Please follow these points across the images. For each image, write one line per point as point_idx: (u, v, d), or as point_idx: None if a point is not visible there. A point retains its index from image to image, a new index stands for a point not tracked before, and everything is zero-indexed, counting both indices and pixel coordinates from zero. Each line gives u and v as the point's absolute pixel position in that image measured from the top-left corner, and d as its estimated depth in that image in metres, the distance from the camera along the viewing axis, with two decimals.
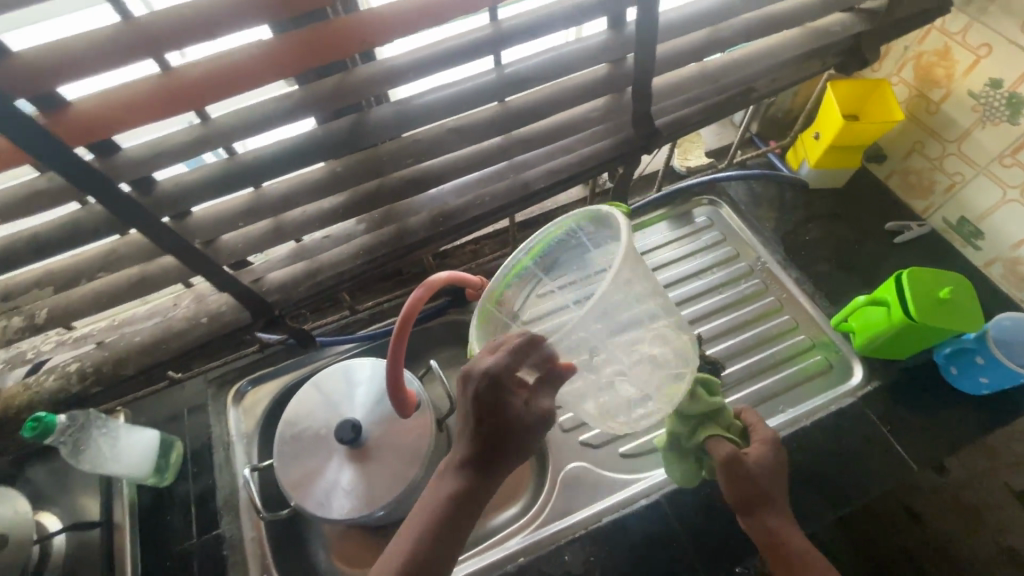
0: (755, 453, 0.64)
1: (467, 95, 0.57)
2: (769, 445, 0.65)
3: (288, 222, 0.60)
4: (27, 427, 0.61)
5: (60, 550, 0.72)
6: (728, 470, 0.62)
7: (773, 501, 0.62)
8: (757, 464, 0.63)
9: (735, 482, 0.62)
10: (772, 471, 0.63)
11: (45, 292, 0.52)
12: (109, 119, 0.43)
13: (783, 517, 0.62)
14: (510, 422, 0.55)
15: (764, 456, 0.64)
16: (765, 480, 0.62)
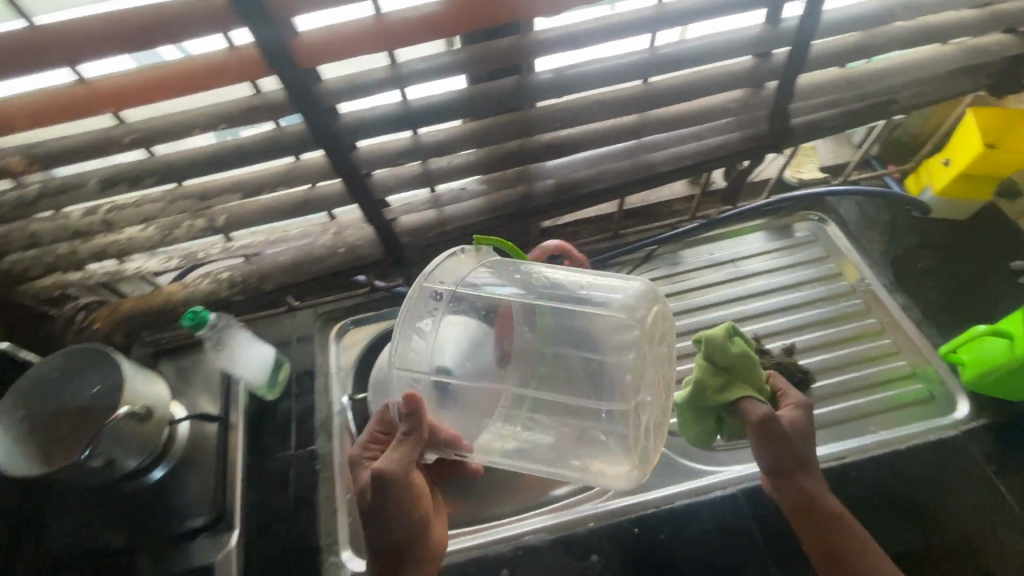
0: (787, 416, 0.67)
1: (621, 69, 0.61)
2: (799, 408, 0.68)
3: (435, 168, 0.66)
4: (187, 316, 0.70)
5: (181, 438, 0.80)
6: (765, 431, 0.65)
7: (806, 464, 0.66)
8: (792, 426, 0.67)
9: (771, 442, 0.65)
10: (806, 435, 0.67)
11: (235, 196, 0.60)
12: (334, 47, 0.49)
13: (816, 480, 0.66)
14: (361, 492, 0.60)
15: (797, 419, 0.67)
16: (800, 443, 0.66)
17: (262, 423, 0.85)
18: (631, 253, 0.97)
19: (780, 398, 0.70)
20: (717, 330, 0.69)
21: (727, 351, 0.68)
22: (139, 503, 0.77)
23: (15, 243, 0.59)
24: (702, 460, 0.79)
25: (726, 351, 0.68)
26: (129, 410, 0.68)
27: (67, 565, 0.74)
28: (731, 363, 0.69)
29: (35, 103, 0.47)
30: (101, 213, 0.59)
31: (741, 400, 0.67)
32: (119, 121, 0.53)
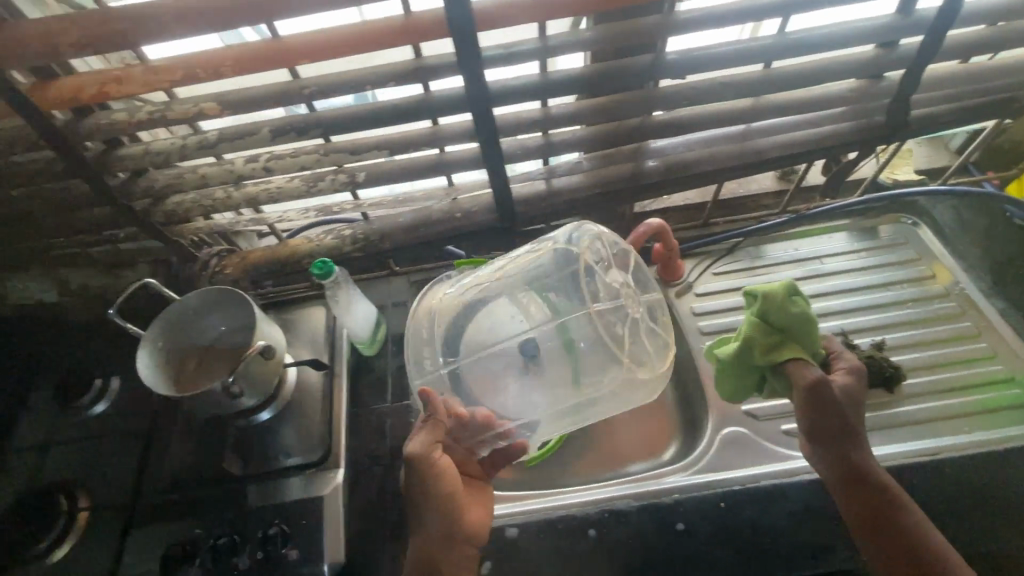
0: (838, 382, 0.71)
1: (749, 52, 0.64)
2: (851, 376, 0.72)
3: (558, 140, 0.70)
4: (316, 265, 0.75)
5: (288, 385, 0.84)
6: (819, 394, 0.68)
7: (857, 432, 0.68)
8: (845, 391, 0.70)
9: (825, 405, 0.68)
10: (857, 404, 0.70)
11: (380, 154, 0.66)
12: (505, 15, 0.54)
13: (865, 450, 0.68)
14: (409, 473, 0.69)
15: (848, 387, 0.71)
16: (851, 410, 0.69)
17: (360, 376, 0.90)
18: (717, 243, 0.99)
19: (832, 364, 0.74)
20: (779, 289, 0.71)
21: (788, 312, 0.70)
22: (253, 438, 0.82)
23: (186, 184, 0.66)
24: (785, 446, 0.81)
25: (785, 310, 0.71)
26: (267, 344, 0.74)
27: (185, 490, 0.78)
28: (786, 322, 0.71)
29: (248, 54, 0.53)
30: (262, 160, 0.65)
31: (790, 361, 0.70)
32: (294, 75, 0.59)
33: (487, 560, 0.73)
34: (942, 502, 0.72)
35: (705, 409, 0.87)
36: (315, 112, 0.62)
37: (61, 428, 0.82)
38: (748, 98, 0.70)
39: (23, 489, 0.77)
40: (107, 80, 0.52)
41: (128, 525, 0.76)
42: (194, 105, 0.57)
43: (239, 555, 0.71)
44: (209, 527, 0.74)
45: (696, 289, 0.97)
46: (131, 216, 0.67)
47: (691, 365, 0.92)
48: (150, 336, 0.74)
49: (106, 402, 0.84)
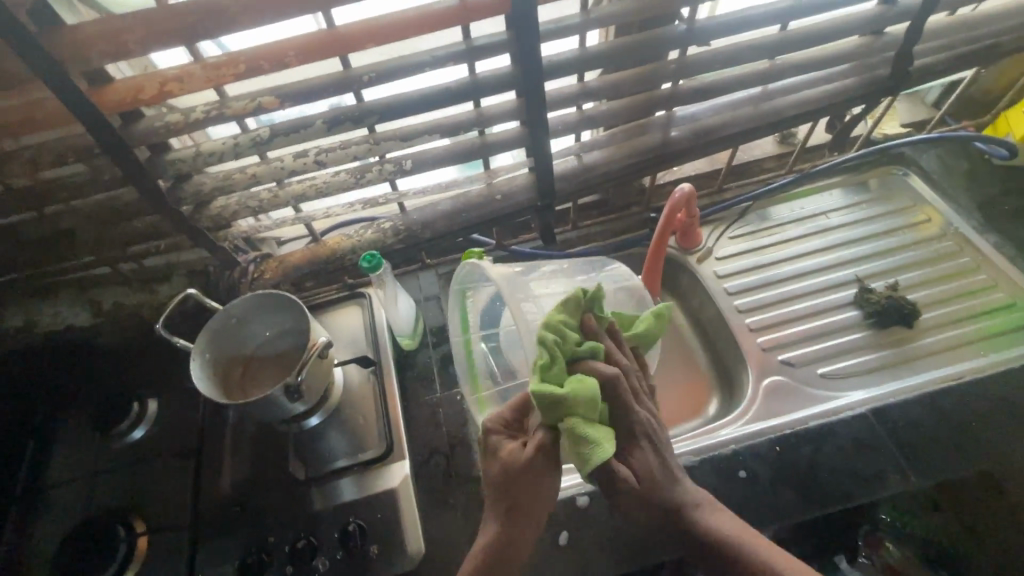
0: (639, 452, 0.56)
1: (770, 16, 0.68)
2: (649, 439, 0.57)
3: (594, 114, 0.74)
4: (366, 259, 0.75)
5: (336, 388, 0.83)
6: (632, 492, 0.55)
7: (684, 498, 0.56)
8: (638, 432, 0.57)
9: (633, 502, 0.55)
10: (662, 457, 0.57)
11: (429, 139, 0.67)
12: None
13: (697, 509, 0.56)
14: (510, 460, 0.58)
15: (648, 453, 0.56)
16: (662, 475, 0.56)
17: (404, 370, 0.90)
18: (729, 208, 1.04)
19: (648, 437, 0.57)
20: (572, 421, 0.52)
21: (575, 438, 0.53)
22: (309, 440, 0.80)
23: (234, 185, 0.65)
24: (824, 387, 0.85)
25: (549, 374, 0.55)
26: (328, 341, 0.73)
27: (247, 503, 0.75)
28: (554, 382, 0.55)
29: (310, 42, 0.53)
30: (312, 155, 0.65)
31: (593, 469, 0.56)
32: (345, 65, 0.60)
33: (564, 530, 0.74)
34: (974, 421, 0.78)
35: (742, 363, 0.91)
36: (364, 102, 0.63)
37: (101, 457, 0.78)
38: (765, 61, 0.75)
39: (73, 522, 0.74)
40: (170, 80, 0.52)
41: (194, 546, 0.72)
42: (250, 100, 0.57)
43: (318, 557, 0.70)
44: (279, 534, 0.72)
45: (716, 254, 1.02)
46: (178, 222, 0.66)
47: (722, 325, 0.96)
48: (200, 346, 0.72)
49: (144, 428, 0.80)
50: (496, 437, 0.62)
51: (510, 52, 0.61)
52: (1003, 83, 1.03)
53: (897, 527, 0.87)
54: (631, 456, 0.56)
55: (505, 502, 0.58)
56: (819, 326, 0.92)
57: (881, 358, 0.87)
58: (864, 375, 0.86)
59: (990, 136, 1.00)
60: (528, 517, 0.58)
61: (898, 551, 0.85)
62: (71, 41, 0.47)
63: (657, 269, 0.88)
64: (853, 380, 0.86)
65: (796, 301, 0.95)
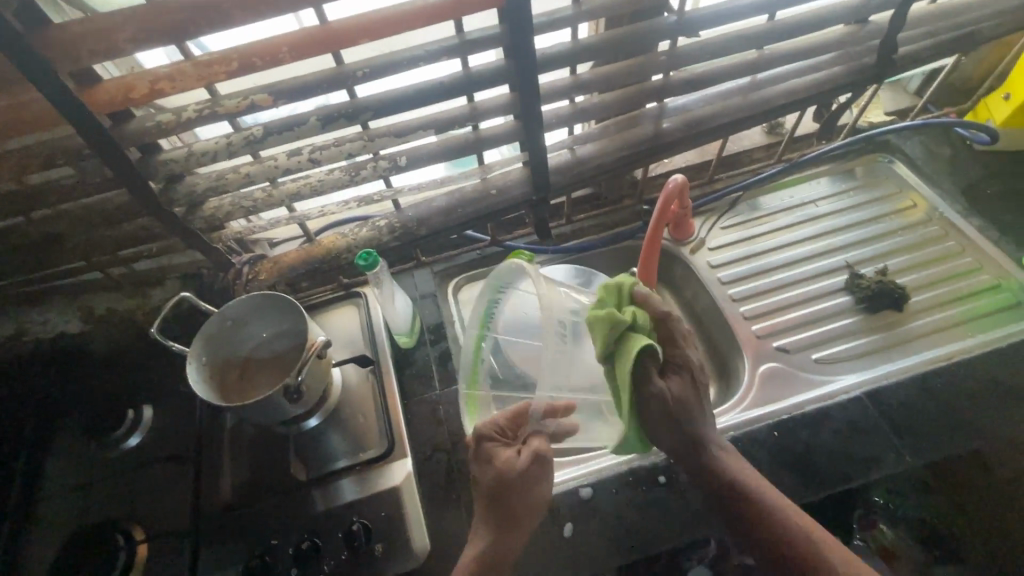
0: (679, 377, 0.64)
1: (758, 6, 0.69)
2: (688, 373, 0.64)
3: (587, 107, 0.74)
4: (362, 257, 0.75)
5: (334, 388, 0.82)
6: (663, 408, 0.61)
7: (709, 434, 0.65)
8: (682, 365, 0.64)
9: (659, 420, 0.62)
10: (697, 391, 0.64)
11: (423, 135, 0.67)
12: None
13: (715, 444, 0.65)
14: (509, 470, 0.61)
15: (685, 385, 0.64)
16: (695, 405, 0.63)
17: (402, 369, 0.90)
18: (719, 198, 1.05)
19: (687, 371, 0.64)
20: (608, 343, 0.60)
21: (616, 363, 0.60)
22: (309, 441, 0.79)
23: (228, 185, 0.64)
24: (819, 372, 0.87)
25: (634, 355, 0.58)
26: (326, 342, 0.73)
27: (248, 506, 0.74)
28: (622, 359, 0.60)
29: (302, 39, 0.53)
30: (306, 153, 0.64)
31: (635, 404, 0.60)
32: (337, 61, 0.59)
33: (568, 522, 0.74)
34: (964, 400, 0.79)
35: (738, 351, 0.92)
36: (357, 99, 0.62)
37: (96, 466, 0.77)
38: (754, 51, 0.76)
39: (70, 532, 0.73)
40: (161, 78, 0.52)
41: (196, 551, 0.72)
42: (243, 98, 0.56)
43: (324, 558, 0.69)
44: (282, 536, 0.72)
45: (708, 244, 1.03)
46: (170, 224, 0.65)
47: (717, 314, 0.97)
48: (196, 350, 0.71)
49: (140, 434, 0.79)
50: (490, 444, 0.63)
51: (503, 46, 0.61)
52: (983, 70, 1.05)
53: (891, 509, 0.89)
54: (671, 381, 0.63)
55: (496, 503, 0.62)
56: (812, 312, 0.93)
57: (873, 342, 0.89)
58: (858, 358, 0.88)
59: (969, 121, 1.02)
60: (514, 520, 0.63)
61: (892, 532, 0.88)
62: (58, 41, 0.46)
63: (651, 260, 0.89)
64: (846, 364, 0.87)
65: (788, 289, 0.97)
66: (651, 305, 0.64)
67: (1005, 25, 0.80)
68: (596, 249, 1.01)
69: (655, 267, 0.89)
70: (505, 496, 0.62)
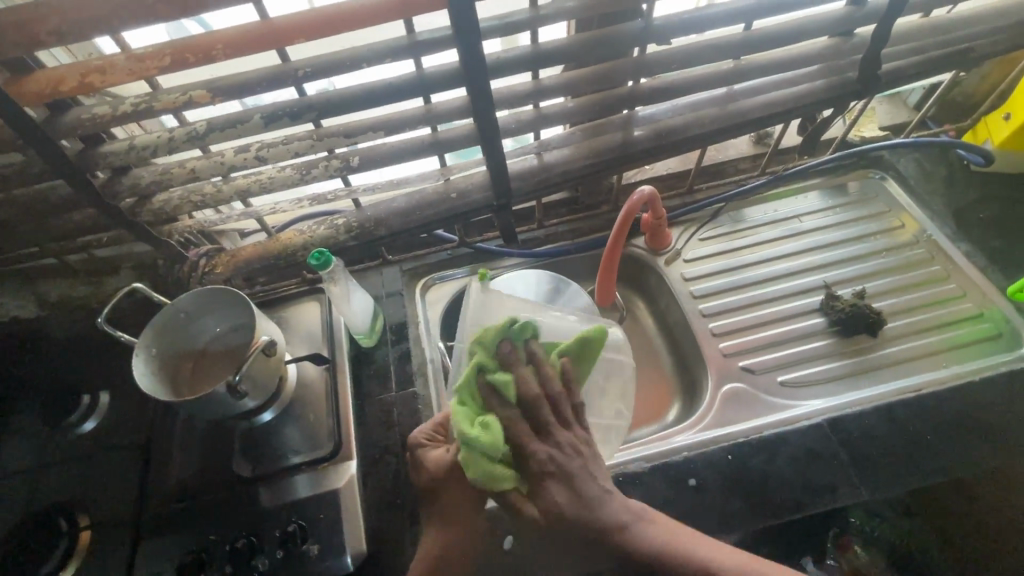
0: (545, 490, 0.58)
1: (734, 15, 0.66)
2: (557, 474, 0.59)
3: (549, 112, 0.72)
4: (314, 256, 0.73)
5: (291, 381, 0.82)
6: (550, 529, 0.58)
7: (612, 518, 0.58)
8: (543, 472, 0.58)
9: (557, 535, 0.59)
10: (577, 494, 0.58)
11: (375, 135, 0.65)
12: None
13: (622, 523, 0.58)
14: (437, 465, 0.67)
15: (561, 496, 0.58)
16: (580, 509, 0.57)
17: (361, 368, 0.89)
18: (701, 209, 1.03)
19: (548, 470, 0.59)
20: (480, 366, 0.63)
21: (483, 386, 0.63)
22: (260, 436, 0.79)
23: (173, 179, 0.64)
24: (783, 396, 0.84)
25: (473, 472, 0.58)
26: (271, 339, 0.72)
27: (192, 500, 0.75)
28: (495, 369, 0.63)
29: (238, 35, 0.51)
30: (253, 150, 0.63)
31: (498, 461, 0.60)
32: (282, 59, 0.58)
33: (510, 534, 0.73)
34: (927, 433, 0.77)
35: (703, 368, 0.90)
36: (306, 96, 0.61)
37: (49, 449, 0.78)
38: (730, 61, 0.72)
39: (15, 515, 0.73)
40: (90, 71, 0.50)
41: (137, 541, 0.72)
42: (181, 93, 0.55)
43: (259, 557, 0.69)
44: (221, 533, 0.72)
45: (685, 256, 1.00)
46: (115, 216, 0.65)
47: (686, 328, 0.95)
48: (144, 341, 0.71)
49: (95, 419, 0.80)
50: (420, 449, 0.70)
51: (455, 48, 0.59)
52: (987, 87, 1.00)
53: (867, 530, 0.85)
54: (544, 500, 0.58)
55: (443, 504, 0.66)
56: (783, 332, 0.91)
57: (843, 367, 0.86)
58: (825, 383, 0.85)
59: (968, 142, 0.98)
60: (463, 515, 0.66)
61: (869, 557, 0.83)
62: None
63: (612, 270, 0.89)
64: (813, 389, 0.85)
65: (762, 307, 0.94)
66: (497, 401, 0.62)
67: (1001, 44, 0.76)
68: (569, 255, 0.99)
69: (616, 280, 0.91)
70: (444, 489, 0.66)
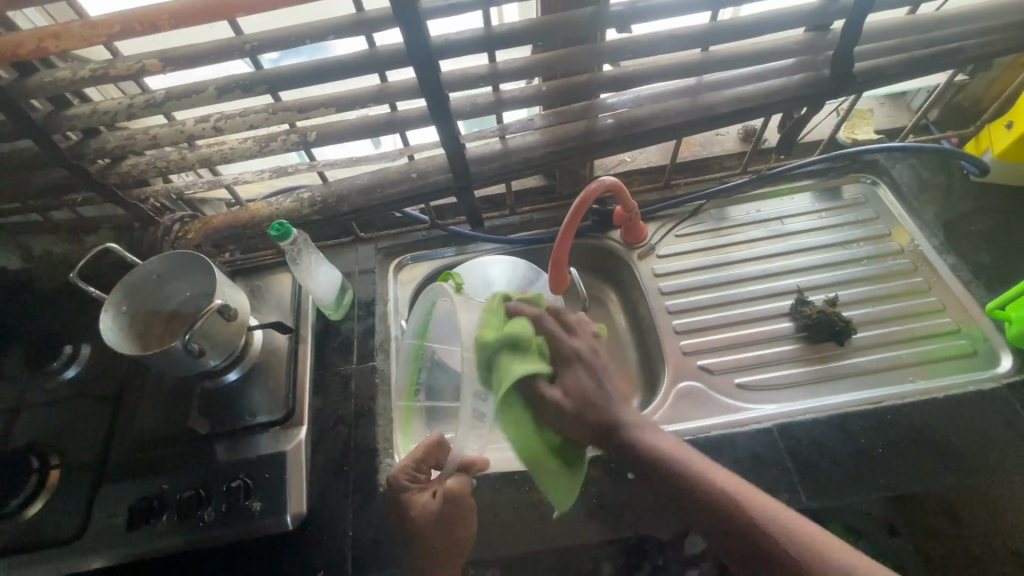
0: (573, 374, 0.62)
1: (696, 2, 0.64)
2: (585, 363, 0.63)
3: (507, 97, 0.72)
4: (274, 228, 0.75)
5: (256, 344, 0.86)
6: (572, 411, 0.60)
7: (625, 414, 0.63)
8: (575, 359, 0.63)
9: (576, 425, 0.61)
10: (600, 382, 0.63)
11: (328, 112, 0.67)
12: None
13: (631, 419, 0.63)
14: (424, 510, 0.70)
15: (584, 378, 0.62)
16: (603, 394, 0.62)
17: (326, 340, 0.91)
18: (679, 205, 1.01)
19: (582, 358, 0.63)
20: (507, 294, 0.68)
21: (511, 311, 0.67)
22: (222, 396, 0.83)
23: (138, 144, 0.67)
24: (738, 398, 0.83)
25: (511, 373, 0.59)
26: (227, 302, 0.75)
27: (153, 451, 0.79)
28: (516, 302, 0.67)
29: (184, 7, 0.53)
30: (212, 120, 0.66)
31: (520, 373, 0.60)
32: (235, 33, 0.60)
33: None
34: (879, 447, 0.75)
35: (662, 366, 0.89)
36: (260, 70, 0.63)
37: (30, 392, 0.84)
38: (696, 52, 0.71)
39: None
40: (46, 36, 0.53)
41: (97, 485, 0.77)
42: (136, 62, 0.58)
43: (205, 507, 0.73)
44: (175, 484, 0.76)
45: (658, 251, 0.99)
46: (85, 176, 0.69)
47: (651, 323, 0.94)
48: (112, 298, 0.75)
49: (77, 367, 0.86)
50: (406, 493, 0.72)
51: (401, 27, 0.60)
52: (995, 92, 0.96)
53: None
54: (567, 383, 0.62)
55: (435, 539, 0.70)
56: (748, 334, 0.89)
57: (803, 373, 0.84)
58: (784, 388, 0.83)
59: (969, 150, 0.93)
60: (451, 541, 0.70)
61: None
62: None
63: (563, 264, 0.87)
64: (770, 393, 0.83)
65: (730, 307, 0.92)
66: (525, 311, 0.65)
67: (990, 46, 0.72)
68: (541, 242, 0.99)
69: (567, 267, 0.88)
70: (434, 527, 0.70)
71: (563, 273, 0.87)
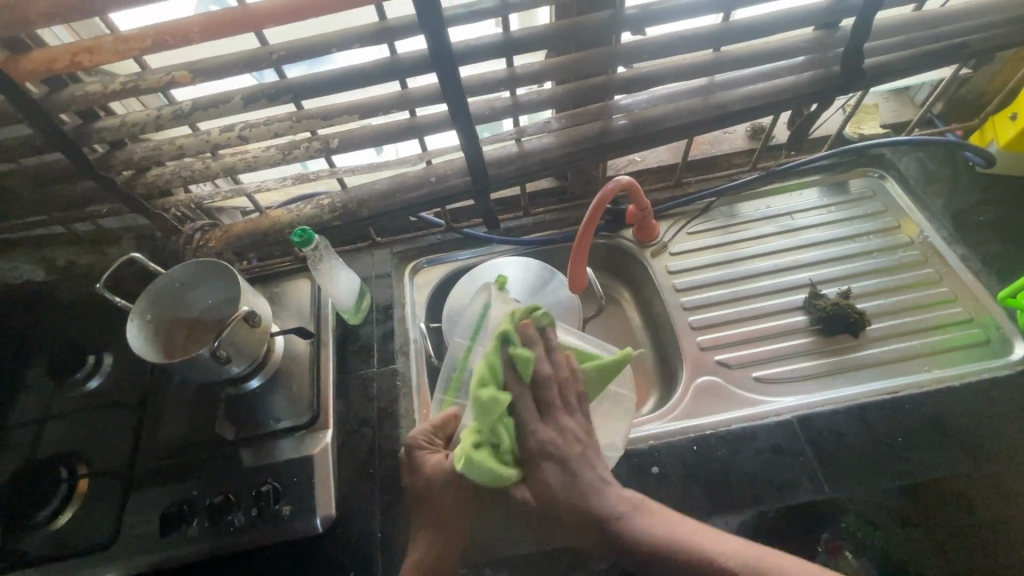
0: (539, 473, 0.58)
1: (709, 3, 0.65)
2: (552, 458, 0.59)
3: (524, 101, 0.73)
4: (297, 234, 0.76)
5: (280, 350, 0.87)
6: (540, 516, 0.59)
7: (609, 510, 0.57)
8: (541, 452, 0.59)
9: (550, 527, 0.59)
10: (571, 476, 0.58)
11: (351, 118, 0.68)
12: None
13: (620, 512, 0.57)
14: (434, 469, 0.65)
15: (551, 474, 0.58)
16: (573, 491, 0.57)
17: (345, 345, 0.92)
18: (690, 203, 1.02)
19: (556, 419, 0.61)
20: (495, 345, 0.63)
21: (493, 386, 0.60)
22: (245, 401, 0.84)
23: (164, 155, 0.68)
24: (756, 391, 0.84)
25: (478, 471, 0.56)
26: (252, 309, 0.76)
27: (179, 458, 0.80)
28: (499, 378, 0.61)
29: (214, 19, 0.54)
30: (236, 130, 0.67)
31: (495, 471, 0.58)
32: (261, 44, 0.61)
33: None
34: (898, 436, 0.76)
35: (679, 362, 0.90)
36: (285, 78, 0.64)
37: (55, 402, 0.84)
38: (707, 52, 0.73)
39: (22, 461, 0.79)
40: (79, 51, 0.55)
41: (125, 494, 0.77)
42: (165, 74, 0.59)
43: (234, 512, 0.74)
44: (203, 490, 0.76)
45: (671, 248, 1.00)
46: (112, 188, 0.70)
47: (666, 320, 0.95)
48: (137, 307, 0.76)
49: (100, 377, 0.86)
50: (419, 450, 0.68)
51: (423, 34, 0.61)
52: (999, 86, 0.97)
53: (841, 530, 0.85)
54: (538, 482, 0.58)
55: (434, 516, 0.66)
56: (763, 328, 0.90)
57: (819, 366, 0.85)
58: (801, 380, 0.85)
59: (977, 143, 0.95)
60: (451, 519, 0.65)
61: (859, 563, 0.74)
62: None
63: (580, 262, 0.88)
64: (788, 386, 0.84)
65: (745, 301, 0.94)
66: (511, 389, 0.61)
67: (995, 40, 0.73)
68: (554, 243, 1.00)
69: (586, 265, 0.88)
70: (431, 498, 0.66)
71: (582, 271, 0.88)
